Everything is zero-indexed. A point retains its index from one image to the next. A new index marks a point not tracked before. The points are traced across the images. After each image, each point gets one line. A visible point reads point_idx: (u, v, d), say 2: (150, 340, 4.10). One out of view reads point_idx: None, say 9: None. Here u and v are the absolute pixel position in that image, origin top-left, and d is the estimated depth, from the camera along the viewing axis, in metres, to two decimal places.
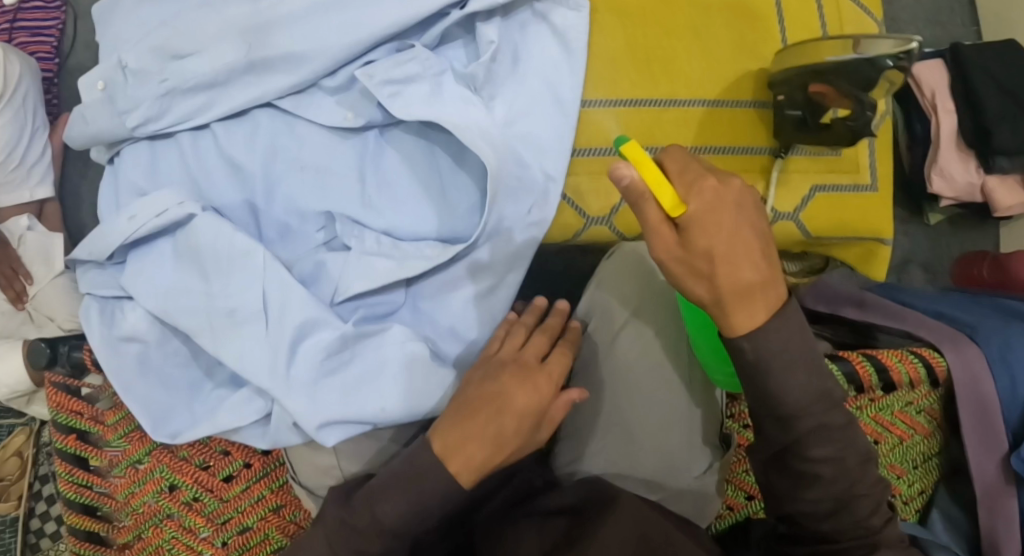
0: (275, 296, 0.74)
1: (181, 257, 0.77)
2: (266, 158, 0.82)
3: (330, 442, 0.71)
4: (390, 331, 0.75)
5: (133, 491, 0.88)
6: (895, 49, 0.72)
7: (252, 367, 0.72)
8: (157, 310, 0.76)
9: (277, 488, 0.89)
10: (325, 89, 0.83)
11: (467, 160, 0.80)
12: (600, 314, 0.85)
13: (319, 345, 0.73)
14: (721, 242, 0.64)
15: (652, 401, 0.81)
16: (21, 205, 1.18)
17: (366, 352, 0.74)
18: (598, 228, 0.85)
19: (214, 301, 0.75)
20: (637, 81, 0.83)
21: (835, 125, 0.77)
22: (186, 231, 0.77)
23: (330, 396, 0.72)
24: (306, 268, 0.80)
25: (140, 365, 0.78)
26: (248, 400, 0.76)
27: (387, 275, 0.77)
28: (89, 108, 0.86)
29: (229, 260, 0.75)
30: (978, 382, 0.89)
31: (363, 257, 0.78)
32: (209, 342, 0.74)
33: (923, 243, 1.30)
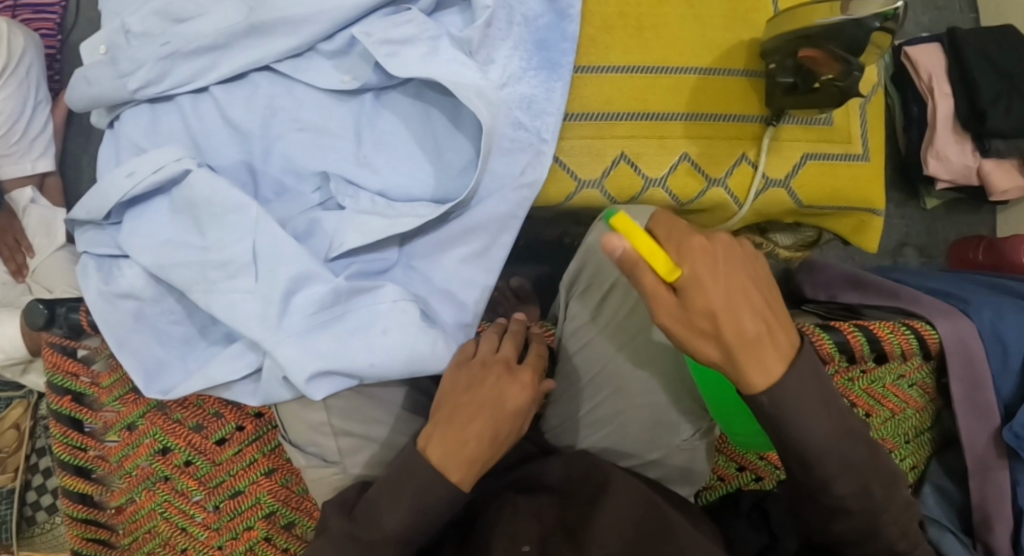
0: (266, 249, 0.75)
1: (178, 212, 0.79)
2: (264, 118, 0.83)
3: (319, 395, 0.71)
4: (383, 289, 0.75)
5: (126, 455, 0.89)
6: (883, 9, 0.73)
7: (243, 318, 0.73)
8: (153, 265, 0.77)
9: (269, 452, 0.89)
10: (322, 53, 0.84)
11: (462, 119, 0.82)
12: (590, 276, 0.83)
13: (312, 297, 0.74)
14: (720, 297, 0.61)
15: (636, 368, 0.79)
16: (24, 178, 1.20)
17: (360, 307, 0.74)
18: (591, 192, 0.85)
19: (207, 254, 0.75)
20: (632, 48, 0.84)
21: (825, 87, 0.78)
22: (183, 186, 0.78)
23: (319, 349, 0.72)
24: (299, 225, 0.81)
25: (137, 320, 0.79)
26: (239, 355, 0.76)
27: (381, 232, 0.77)
28: (91, 70, 0.86)
29: (223, 211, 0.76)
30: (968, 350, 0.90)
31: (357, 215, 0.79)
32: (201, 295, 0.74)
33: (920, 226, 1.30)
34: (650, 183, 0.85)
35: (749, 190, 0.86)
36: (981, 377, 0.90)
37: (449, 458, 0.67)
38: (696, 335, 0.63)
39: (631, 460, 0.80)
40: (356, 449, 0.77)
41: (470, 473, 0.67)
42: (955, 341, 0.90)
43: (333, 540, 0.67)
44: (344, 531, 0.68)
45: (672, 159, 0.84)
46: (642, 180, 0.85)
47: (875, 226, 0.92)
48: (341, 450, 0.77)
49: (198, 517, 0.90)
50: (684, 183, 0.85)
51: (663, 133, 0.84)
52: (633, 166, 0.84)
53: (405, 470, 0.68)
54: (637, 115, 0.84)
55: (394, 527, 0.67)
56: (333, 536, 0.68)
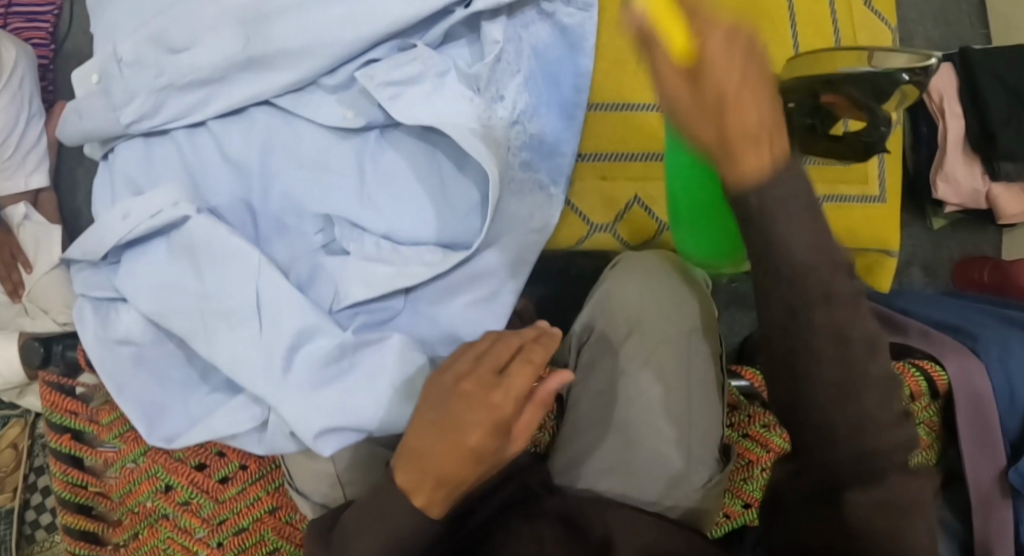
0: (269, 297, 0.73)
1: (176, 254, 0.76)
2: (263, 154, 0.81)
3: (327, 451, 0.69)
4: (390, 339, 0.73)
5: (128, 492, 0.88)
6: (912, 64, 0.72)
7: (244, 371, 0.71)
8: (151, 311, 0.75)
9: (272, 491, 0.88)
10: (324, 87, 0.82)
11: (468, 166, 0.79)
12: (604, 321, 0.81)
13: (318, 351, 0.72)
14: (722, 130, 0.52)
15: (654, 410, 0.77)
16: (17, 195, 1.17)
17: (367, 360, 0.72)
18: (603, 235, 0.84)
19: (207, 300, 0.74)
20: (645, 87, 0.82)
21: (853, 140, 0.74)
22: (181, 231, 0.76)
23: (324, 405, 0.70)
24: (302, 270, 0.78)
25: (136, 364, 0.78)
26: (244, 406, 0.75)
27: (387, 282, 0.75)
28: (83, 102, 0.84)
29: (223, 254, 0.74)
30: (975, 389, 0.91)
31: (363, 261, 0.77)
32: (202, 344, 0.73)
33: (925, 245, 1.29)
34: (663, 226, 0.83)
35: None
36: (985, 413, 0.91)
37: (415, 482, 0.62)
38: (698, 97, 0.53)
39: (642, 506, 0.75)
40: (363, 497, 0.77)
41: (436, 492, 0.62)
42: (963, 381, 0.91)
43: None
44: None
45: None
46: (655, 222, 0.84)
47: (890, 268, 0.89)
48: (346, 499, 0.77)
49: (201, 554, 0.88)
50: None
51: None
52: (646, 209, 0.83)
53: (378, 501, 0.63)
54: (651, 156, 0.83)
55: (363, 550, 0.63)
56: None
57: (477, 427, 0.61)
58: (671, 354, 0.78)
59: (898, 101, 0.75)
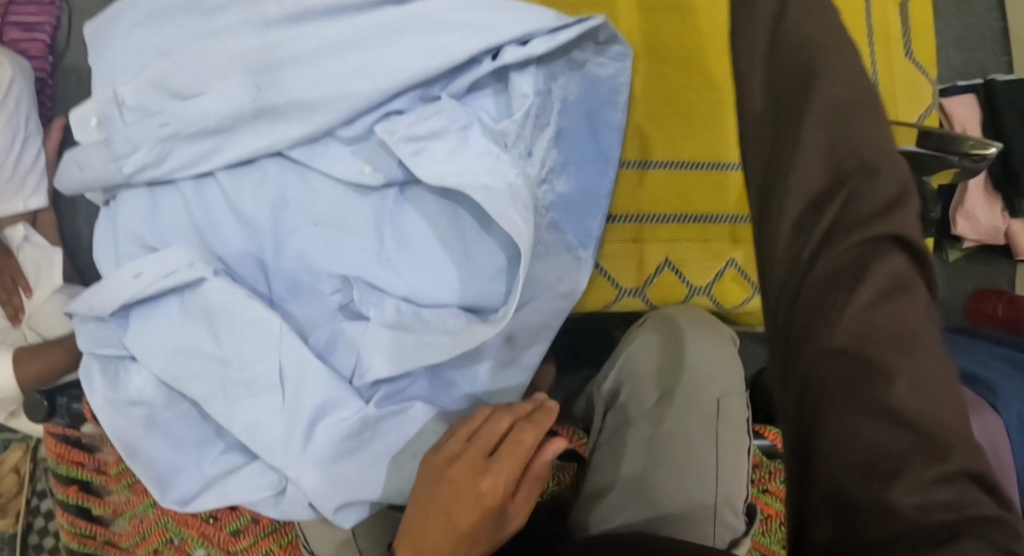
0: (292, 367, 0.71)
1: (190, 316, 0.74)
2: (275, 210, 0.78)
3: (347, 523, 0.69)
4: (412, 409, 0.72)
5: (139, 541, 0.87)
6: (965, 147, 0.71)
7: (266, 443, 0.70)
8: (166, 375, 0.73)
9: (285, 543, 0.85)
10: (340, 138, 0.79)
11: (493, 226, 0.77)
12: (631, 375, 0.79)
13: (340, 424, 0.70)
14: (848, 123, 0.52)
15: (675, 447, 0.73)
16: (14, 216, 1.14)
17: (389, 432, 0.71)
18: (631, 300, 0.81)
19: (228, 370, 0.72)
20: (681, 143, 0.80)
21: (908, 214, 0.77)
22: (197, 293, 0.73)
23: (349, 478, 0.69)
24: (322, 336, 0.76)
25: (147, 428, 0.76)
26: (258, 474, 0.73)
27: (411, 353, 0.73)
28: (83, 151, 0.80)
29: (242, 323, 0.72)
30: (997, 446, 0.89)
31: (383, 329, 0.75)
32: (221, 411, 0.71)
33: (939, 277, 1.27)
34: (694, 290, 0.81)
35: None
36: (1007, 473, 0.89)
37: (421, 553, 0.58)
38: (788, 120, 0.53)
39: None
40: None
41: None
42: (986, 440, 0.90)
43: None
44: None
45: (717, 266, 0.81)
46: (686, 287, 0.81)
47: None
48: None
49: None
50: (728, 290, 0.81)
51: (707, 237, 0.81)
52: (676, 272, 0.81)
53: None
54: (682, 216, 0.81)
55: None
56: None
57: (467, 513, 0.57)
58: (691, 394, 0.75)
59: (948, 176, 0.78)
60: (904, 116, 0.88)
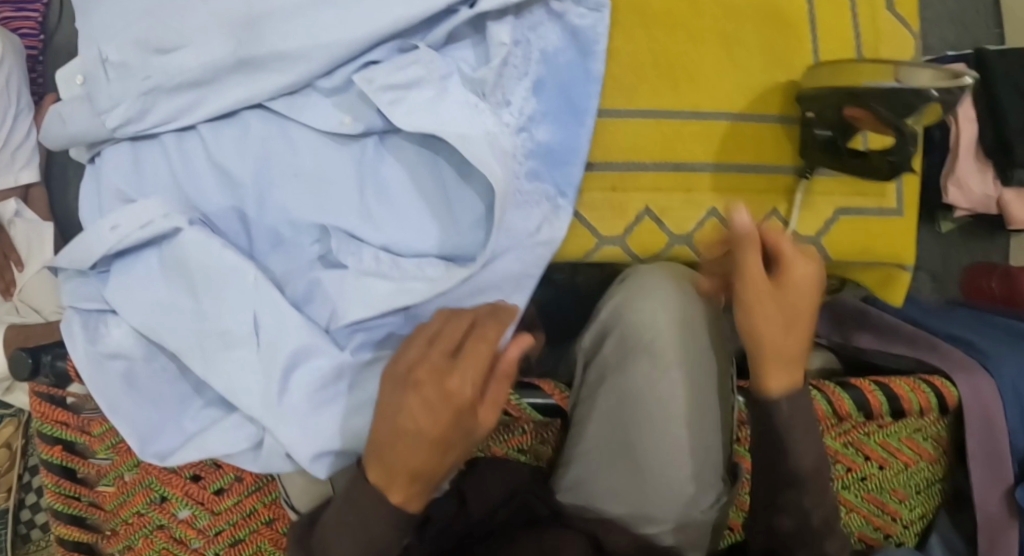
0: (266, 317, 0.71)
1: (168, 269, 0.74)
2: (258, 165, 0.78)
3: (322, 473, 0.69)
4: (390, 358, 0.72)
5: (122, 503, 0.87)
6: (937, 80, 0.68)
7: (242, 392, 0.70)
8: (144, 327, 0.73)
9: (269, 502, 0.86)
10: (321, 90, 0.79)
11: (471, 173, 0.77)
12: (621, 332, 0.77)
13: (315, 372, 0.70)
14: (771, 309, 0.71)
15: (664, 433, 0.74)
16: (7, 190, 1.13)
17: (365, 380, 0.71)
18: (611, 248, 0.81)
19: (204, 318, 0.72)
20: (660, 93, 0.80)
21: (877, 158, 0.74)
22: (173, 245, 0.73)
23: (327, 421, 0.69)
24: (298, 287, 0.76)
25: (127, 382, 0.76)
26: (239, 425, 0.73)
27: (388, 300, 0.73)
28: (67, 107, 0.81)
29: (219, 277, 0.71)
30: (986, 407, 0.89)
31: (361, 277, 0.74)
32: (198, 364, 0.71)
33: (934, 252, 1.26)
34: (674, 240, 0.81)
35: None
36: (997, 435, 0.88)
37: (389, 478, 0.62)
38: (755, 290, 0.70)
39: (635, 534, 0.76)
40: None
41: (410, 486, 0.63)
42: (976, 401, 0.89)
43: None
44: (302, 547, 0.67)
45: (699, 215, 0.81)
46: (666, 237, 0.80)
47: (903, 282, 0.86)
48: None
49: None
50: (711, 241, 0.80)
51: (689, 187, 0.80)
52: (657, 221, 0.80)
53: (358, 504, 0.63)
54: (663, 165, 0.80)
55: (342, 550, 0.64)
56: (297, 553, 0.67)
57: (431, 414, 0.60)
58: (683, 379, 0.74)
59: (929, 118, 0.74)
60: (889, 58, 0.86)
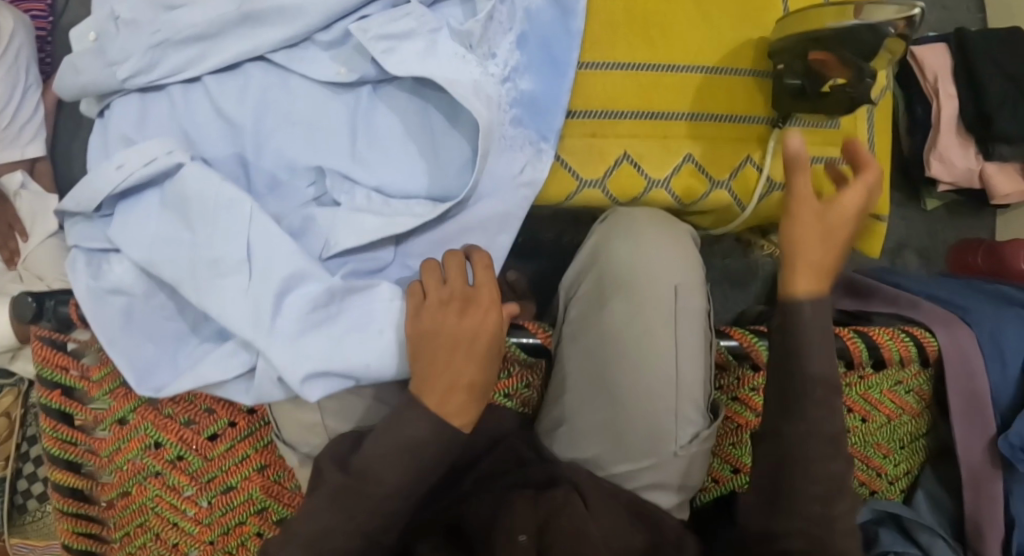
0: (259, 245, 0.73)
1: (169, 205, 0.77)
2: (257, 112, 0.81)
3: (313, 396, 0.70)
4: (379, 288, 0.74)
5: (117, 449, 0.88)
6: (897, 15, 0.72)
7: (232, 315, 0.71)
8: (143, 262, 0.75)
9: (261, 448, 0.88)
10: (318, 43, 0.82)
11: (460, 118, 0.80)
12: (598, 269, 0.81)
13: (307, 297, 0.72)
14: (808, 232, 0.73)
15: (639, 362, 0.76)
16: (12, 163, 1.13)
17: (353, 307, 0.73)
18: (593, 191, 0.83)
19: (199, 249, 0.74)
20: (637, 46, 0.83)
21: (834, 94, 0.76)
22: (175, 181, 0.76)
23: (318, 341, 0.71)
24: (294, 222, 0.79)
25: (126, 317, 0.78)
26: (234, 352, 0.75)
27: (376, 232, 0.76)
28: (80, 57, 0.84)
29: (216, 209, 0.74)
30: (967, 357, 0.90)
31: (352, 213, 0.78)
32: (191, 292, 0.73)
33: (920, 229, 1.29)
34: (653, 183, 0.83)
35: (753, 193, 0.85)
36: (979, 388, 0.89)
37: (447, 404, 0.69)
38: (817, 223, 0.73)
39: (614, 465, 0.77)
40: None
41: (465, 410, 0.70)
42: (957, 355, 0.90)
43: (332, 491, 0.69)
44: (336, 487, 0.70)
45: (677, 160, 0.83)
46: (645, 180, 0.83)
47: (880, 232, 0.90)
48: None
49: (189, 512, 0.89)
50: (688, 184, 0.83)
51: (666, 133, 0.83)
52: (637, 166, 0.83)
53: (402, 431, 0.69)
54: (640, 114, 0.83)
55: (394, 482, 0.69)
56: (332, 485, 0.70)
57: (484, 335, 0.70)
58: (658, 309, 0.77)
59: (887, 61, 0.76)
60: None
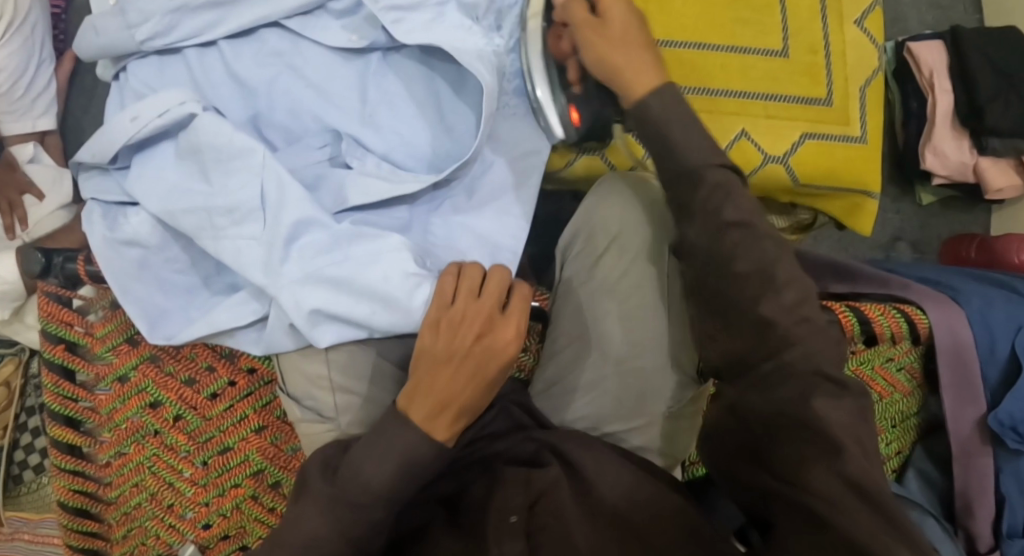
0: (272, 193, 0.76)
1: (183, 157, 0.79)
2: (269, 76, 0.83)
3: (324, 341, 0.74)
4: (389, 239, 0.75)
5: (116, 407, 0.89)
6: None
7: (247, 262, 0.75)
8: (160, 212, 0.78)
9: (260, 408, 0.89)
10: (331, 12, 0.84)
11: (465, 86, 0.82)
12: (584, 238, 0.82)
13: (315, 242, 0.75)
14: (610, 44, 0.72)
15: (631, 325, 0.80)
16: (23, 134, 1.09)
17: (358, 250, 0.75)
18: (592, 159, 0.90)
19: (213, 198, 0.77)
20: None
21: None
22: (188, 131, 0.78)
23: (326, 284, 0.74)
24: (307, 176, 0.81)
25: (140, 267, 0.80)
26: (249, 300, 0.79)
27: (385, 194, 0.78)
28: (99, 18, 0.85)
29: (229, 158, 0.77)
30: (958, 335, 0.91)
31: (361, 177, 0.79)
32: (209, 240, 0.76)
33: (913, 220, 1.32)
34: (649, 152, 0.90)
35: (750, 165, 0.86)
36: (971, 370, 0.91)
37: (434, 420, 0.67)
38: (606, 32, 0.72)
39: (608, 426, 0.80)
40: (352, 407, 0.78)
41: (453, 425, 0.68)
42: (949, 334, 0.91)
43: (317, 498, 0.67)
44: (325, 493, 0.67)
45: None
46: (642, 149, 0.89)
47: (870, 209, 0.92)
48: (337, 407, 0.78)
49: (185, 472, 0.89)
50: None
51: None
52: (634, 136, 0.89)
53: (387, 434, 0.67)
54: None
55: (381, 489, 0.66)
56: (318, 494, 0.67)
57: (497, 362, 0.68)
58: (647, 274, 0.80)
59: None
60: (849, 10, 0.90)
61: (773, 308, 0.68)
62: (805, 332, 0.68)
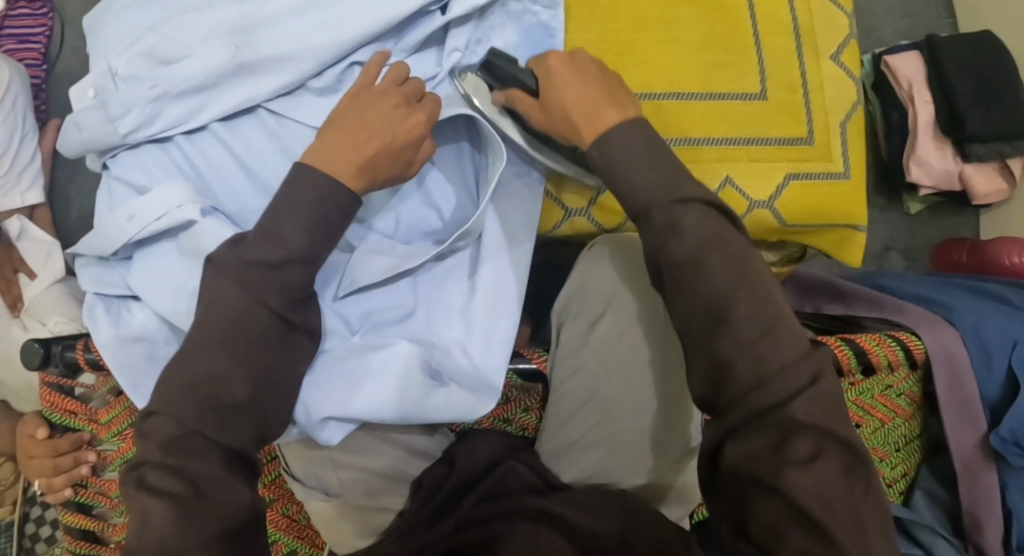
0: None
1: (186, 255, 0.80)
2: (248, 158, 0.83)
3: (331, 439, 0.77)
4: (396, 347, 0.79)
5: None
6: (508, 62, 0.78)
7: None
8: (166, 309, 0.79)
9: (269, 484, 0.87)
10: (311, 90, 0.83)
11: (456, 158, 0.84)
12: (579, 300, 0.83)
13: (333, 353, 0.79)
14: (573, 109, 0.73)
15: (626, 391, 0.80)
16: (11, 210, 1.08)
17: (373, 360, 0.78)
18: (579, 219, 0.91)
19: None
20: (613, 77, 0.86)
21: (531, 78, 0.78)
22: (188, 232, 0.79)
23: (344, 393, 0.76)
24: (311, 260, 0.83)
25: (151, 362, 0.80)
26: None
27: (389, 272, 0.80)
28: (82, 115, 0.84)
29: None
30: (951, 355, 0.92)
31: (365, 256, 0.81)
32: None
33: (902, 231, 1.33)
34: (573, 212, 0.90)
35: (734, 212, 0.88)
36: (965, 386, 0.92)
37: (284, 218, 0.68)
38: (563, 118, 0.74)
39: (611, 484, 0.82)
40: (358, 482, 0.82)
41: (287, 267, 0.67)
42: (941, 352, 0.91)
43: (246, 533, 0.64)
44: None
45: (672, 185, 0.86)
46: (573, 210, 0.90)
47: (858, 242, 0.93)
48: (340, 482, 0.81)
49: None
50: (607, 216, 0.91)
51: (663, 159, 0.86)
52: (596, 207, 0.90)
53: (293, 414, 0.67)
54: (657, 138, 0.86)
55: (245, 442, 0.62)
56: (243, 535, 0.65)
57: None
58: (638, 338, 0.80)
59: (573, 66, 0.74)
60: (824, 42, 0.91)
61: (731, 345, 0.66)
62: (767, 361, 0.65)
